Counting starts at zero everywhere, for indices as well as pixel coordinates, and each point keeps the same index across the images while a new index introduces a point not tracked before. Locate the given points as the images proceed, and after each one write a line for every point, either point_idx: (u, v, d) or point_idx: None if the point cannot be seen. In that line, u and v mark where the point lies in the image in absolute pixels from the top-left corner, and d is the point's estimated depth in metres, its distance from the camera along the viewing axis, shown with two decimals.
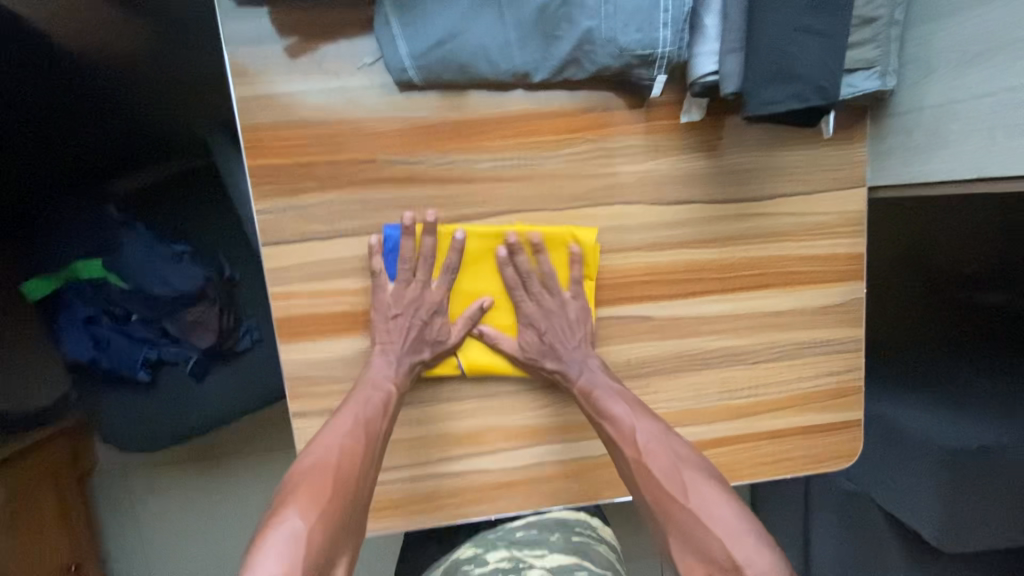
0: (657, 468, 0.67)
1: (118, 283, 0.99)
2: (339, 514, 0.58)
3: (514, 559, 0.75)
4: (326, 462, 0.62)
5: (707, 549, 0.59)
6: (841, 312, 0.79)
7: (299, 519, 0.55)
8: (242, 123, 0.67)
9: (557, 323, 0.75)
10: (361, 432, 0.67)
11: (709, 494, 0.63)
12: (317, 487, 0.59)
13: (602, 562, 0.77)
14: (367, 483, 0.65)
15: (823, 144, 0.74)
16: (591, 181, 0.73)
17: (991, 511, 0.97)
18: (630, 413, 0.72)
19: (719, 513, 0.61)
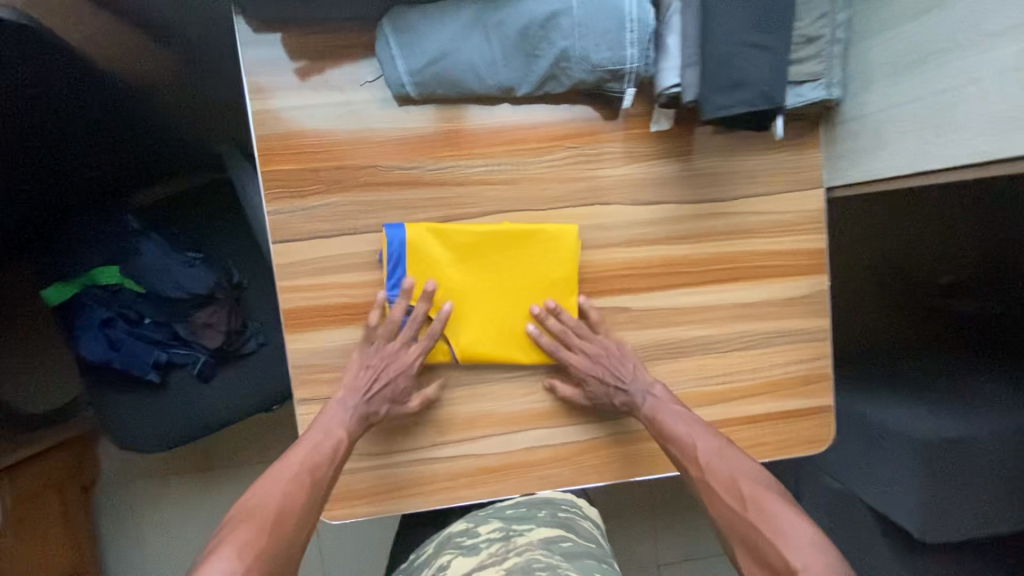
0: (717, 482, 0.73)
1: (135, 288, 1.04)
2: (271, 553, 0.63)
3: (502, 530, 0.79)
4: (268, 505, 0.68)
5: (766, 558, 0.65)
6: (807, 303, 0.85)
7: (229, 560, 0.60)
8: (257, 134, 0.75)
9: (609, 361, 0.81)
10: (307, 476, 0.72)
11: (773, 507, 0.68)
12: (254, 528, 0.64)
13: (588, 534, 0.80)
14: (308, 524, 0.69)
15: (782, 149, 0.82)
16: (573, 183, 0.80)
17: (966, 501, 1.01)
18: (690, 432, 0.78)
19: (783, 525, 0.66)
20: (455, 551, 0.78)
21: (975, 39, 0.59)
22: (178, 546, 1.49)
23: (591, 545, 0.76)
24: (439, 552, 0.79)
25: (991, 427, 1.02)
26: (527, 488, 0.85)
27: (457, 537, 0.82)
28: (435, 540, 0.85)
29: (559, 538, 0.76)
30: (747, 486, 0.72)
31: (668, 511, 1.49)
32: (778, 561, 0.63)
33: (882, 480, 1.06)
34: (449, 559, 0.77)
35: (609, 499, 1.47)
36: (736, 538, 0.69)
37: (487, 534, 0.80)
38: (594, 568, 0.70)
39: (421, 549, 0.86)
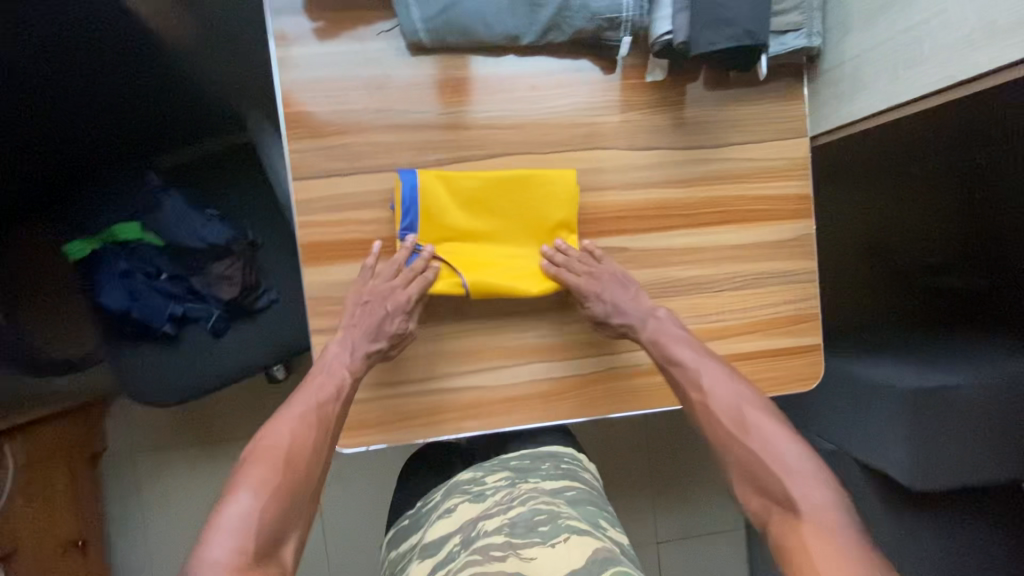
0: (721, 408, 0.76)
1: (156, 242, 1.09)
2: (287, 494, 0.67)
3: (510, 479, 0.87)
4: (280, 447, 0.71)
5: (763, 484, 0.69)
6: (794, 246, 0.91)
7: (249, 502, 0.65)
8: (280, 78, 0.81)
9: (613, 286, 0.85)
10: (319, 417, 0.76)
11: (775, 436, 0.72)
12: (268, 471, 0.68)
13: (589, 483, 0.90)
14: (321, 461, 0.73)
15: (768, 99, 0.88)
16: (574, 129, 0.86)
17: (953, 449, 1.04)
18: (694, 358, 0.81)
19: (786, 456, 0.70)
20: (464, 496, 0.86)
21: None
22: (184, 517, 1.51)
23: (591, 492, 0.87)
24: (449, 497, 0.87)
25: (975, 377, 1.06)
26: (530, 421, 0.88)
27: (464, 485, 0.89)
28: (443, 485, 0.92)
29: (564, 487, 0.85)
30: (751, 414, 0.75)
31: (667, 482, 1.51)
32: (776, 488, 0.68)
33: (872, 433, 1.10)
34: (458, 503, 0.85)
35: (609, 469, 1.49)
36: (734, 462, 0.72)
37: (494, 482, 0.87)
38: (595, 513, 0.80)
39: (428, 496, 0.92)
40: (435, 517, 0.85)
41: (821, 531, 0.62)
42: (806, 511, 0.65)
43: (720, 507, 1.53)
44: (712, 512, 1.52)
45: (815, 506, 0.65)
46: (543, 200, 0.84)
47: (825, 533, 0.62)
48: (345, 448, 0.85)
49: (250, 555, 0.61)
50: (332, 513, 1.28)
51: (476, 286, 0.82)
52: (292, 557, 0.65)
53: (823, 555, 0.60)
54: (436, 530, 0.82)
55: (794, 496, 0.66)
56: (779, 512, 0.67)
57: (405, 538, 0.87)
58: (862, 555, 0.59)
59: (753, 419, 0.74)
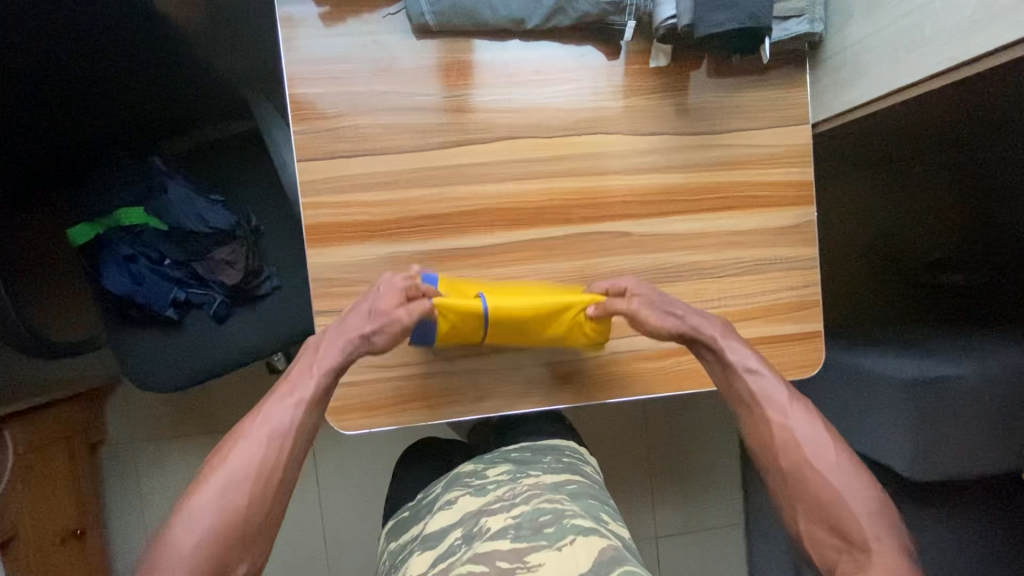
0: (795, 435, 0.73)
1: (158, 226, 1.09)
2: (230, 536, 0.62)
3: (512, 471, 0.87)
4: (232, 481, 0.65)
5: (836, 522, 0.66)
6: (795, 232, 0.91)
7: (187, 545, 0.60)
8: (286, 59, 0.82)
9: (673, 306, 0.83)
10: (279, 445, 0.69)
11: (853, 480, 0.68)
12: (213, 507, 0.63)
13: (590, 476, 0.89)
14: (276, 496, 0.67)
15: (770, 86, 0.89)
16: (577, 113, 0.87)
17: (953, 439, 1.04)
18: (774, 382, 0.78)
19: (862, 495, 0.67)
20: (465, 489, 0.85)
21: None
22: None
23: (592, 486, 0.85)
24: (450, 489, 0.86)
25: (974, 367, 1.06)
26: (533, 405, 0.89)
27: (465, 477, 0.88)
28: (443, 478, 0.92)
29: (565, 481, 0.84)
30: (827, 445, 0.71)
31: (666, 475, 1.51)
32: (849, 529, 0.65)
33: (874, 423, 1.11)
34: (459, 495, 0.84)
35: (609, 463, 1.49)
36: (805, 496, 0.69)
37: (495, 476, 0.87)
38: (597, 507, 0.79)
39: (429, 489, 0.92)
40: (436, 509, 0.84)
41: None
42: (879, 556, 0.62)
43: (720, 500, 1.53)
44: (712, 503, 1.53)
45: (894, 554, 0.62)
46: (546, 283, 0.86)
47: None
48: (345, 428, 0.85)
49: None
50: (333, 502, 1.27)
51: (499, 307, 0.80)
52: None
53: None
54: (437, 522, 0.81)
55: (869, 539, 0.64)
56: (849, 553, 0.64)
57: (405, 530, 0.86)
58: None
59: (830, 451, 0.71)
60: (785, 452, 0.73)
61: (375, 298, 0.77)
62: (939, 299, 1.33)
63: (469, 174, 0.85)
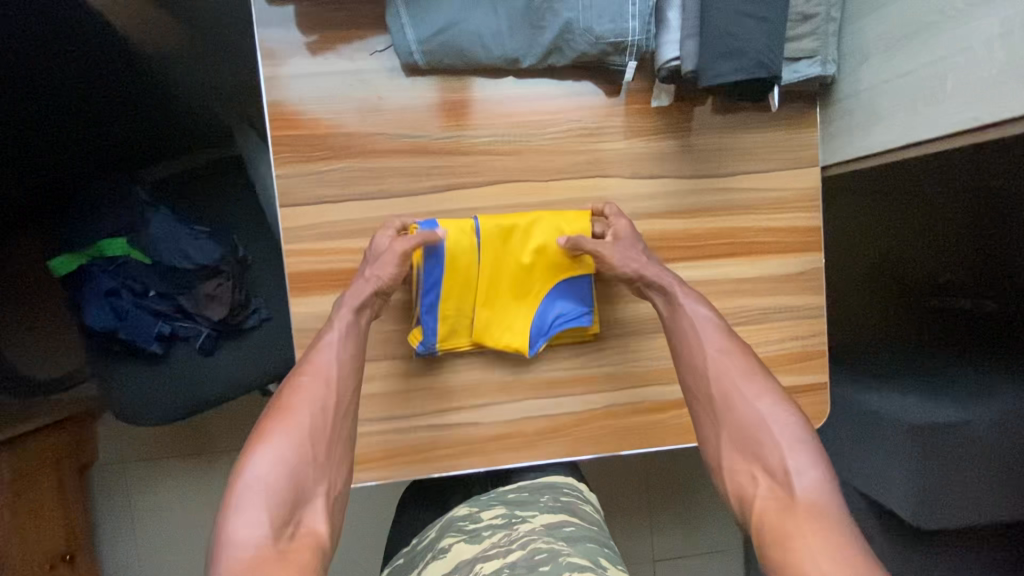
0: (729, 374, 0.72)
1: (142, 258, 1.06)
2: (304, 461, 0.64)
3: (506, 516, 0.83)
4: (296, 412, 0.66)
5: (760, 452, 0.66)
6: (802, 280, 0.87)
7: (266, 468, 0.61)
8: (268, 99, 0.77)
9: (629, 243, 0.79)
10: (334, 378, 0.70)
11: (779, 408, 0.68)
12: (283, 436, 0.64)
13: (588, 517, 0.84)
14: (340, 422, 0.69)
15: (778, 127, 0.84)
16: (574, 156, 0.82)
17: (962, 486, 0.99)
18: (709, 316, 0.76)
19: (786, 428, 0.67)
20: (459, 535, 0.82)
21: (960, 11, 0.61)
22: (177, 535, 1.42)
23: (591, 528, 0.80)
24: (443, 536, 0.83)
25: (984, 411, 1.00)
26: (525, 459, 0.85)
27: (460, 522, 0.85)
28: (437, 522, 0.88)
29: (561, 523, 0.80)
30: (762, 385, 0.70)
31: (670, 505, 1.46)
32: (772, 460, 0.65)
33: (881, 471, 1.04)
34: (452, 543, 0.80)
35: (611, 492, 1.44)
36: (731, 426, 0.69)
37: (490, 520, 0.83)
38: (597, 550, 0.73)
39: (424, 533, 0.88)
40: (429, 558, 0.80)
41: (813, 510, 0.59)
42: (797, 490, 0.62)
43: (725, 531, 1.48)
44: (717, 533, 1.48)
45: (809, 483, 0.62)
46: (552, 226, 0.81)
47: (818, 515, 0.59)
48: None
49: (275, 518, 0.59)
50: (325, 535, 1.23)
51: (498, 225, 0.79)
52: (322, 518, 0.62)
53: (815, 536, 0.56)
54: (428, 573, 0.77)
55: (788, 471, 0.63)
56: (768, 486, 0.64)
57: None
58: (852, 539, 0.56)
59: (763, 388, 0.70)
60: (715, 388, 0.72)
61: (375, 264, 0.75)
62: (943, 320, 1.26)
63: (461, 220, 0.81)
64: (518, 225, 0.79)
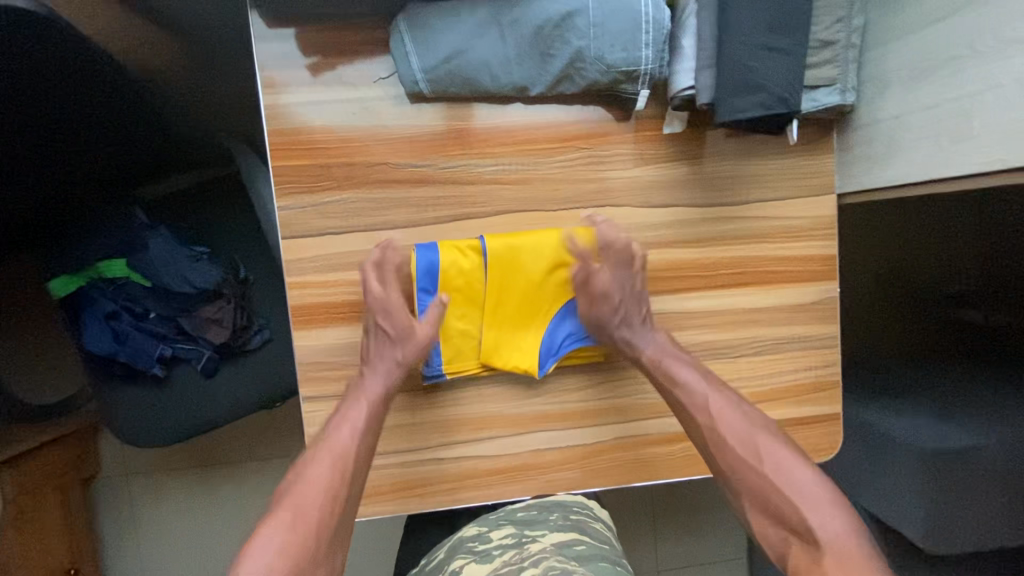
0: (731, 435, 0.72)
1: (142, 281, 1.04)
2: (301, 553, 0.61)
3: (515, 536, 0.77)
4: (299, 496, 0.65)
5: (782, 514, 0.66)
6: (816, 310, 0.85)
7: (260, 560, 0.59)
8: (269, 128, 0.75)
9: (617, 302, 0.78)
10: (343, 457, 0.70)
11: (789, 462, 0.69)
12: (284, 523, 0.62)
13: (600, 536, 0.77)
14: (343, 507, 0.67)
15: (793, 154, 0.82)
16: (583, 184, 0.80)
17: (976, 513, 0.97)
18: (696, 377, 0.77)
19: (800, 483, 0.67)
20: (468, 557, 0.75)
21: (992, 47, 0.59)
22: (185, 550, 1.40)
23: (604, 548, 0.74)
24: (451, 558, 0.76)
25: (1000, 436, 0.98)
26: (532, 492, 0.84)
27: (468, 542, 0.78)
28: (444, 545, 0.82)
29: (573, 542, 0.73)
30: (766, 443, 0.71)
31: (677, 520, 1.45)
32: (795, 517, 0.65)
33: (897, 496, 1.01)
34: (461, 565, 0.74)
35: (617, 508, 1.43)
36: (750, 492, 0.69)
37: (499, 540, 0.77)
38: (611, 571, 0.67)
39: (431, 555, 0.82)
40: None
41: (846, 564, 0.59)
42: (827, 544, 0.62)
43: (734, 547, 1.46)
44: (724, 549, 1.46)
45: (836, 536, 0.62)
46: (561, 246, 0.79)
47: (852, 569, 0.59)
48: None
49: None
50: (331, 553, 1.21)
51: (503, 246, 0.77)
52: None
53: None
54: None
55: (813, 527, 0.63)
56: (799, 543, 0.64)
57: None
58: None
59: (768, 448, 0.70)
60: (721, 454, 0.72)
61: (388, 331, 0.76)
62: (962, 341, 1.21)
63: None
64: (524, 243, 0.78)
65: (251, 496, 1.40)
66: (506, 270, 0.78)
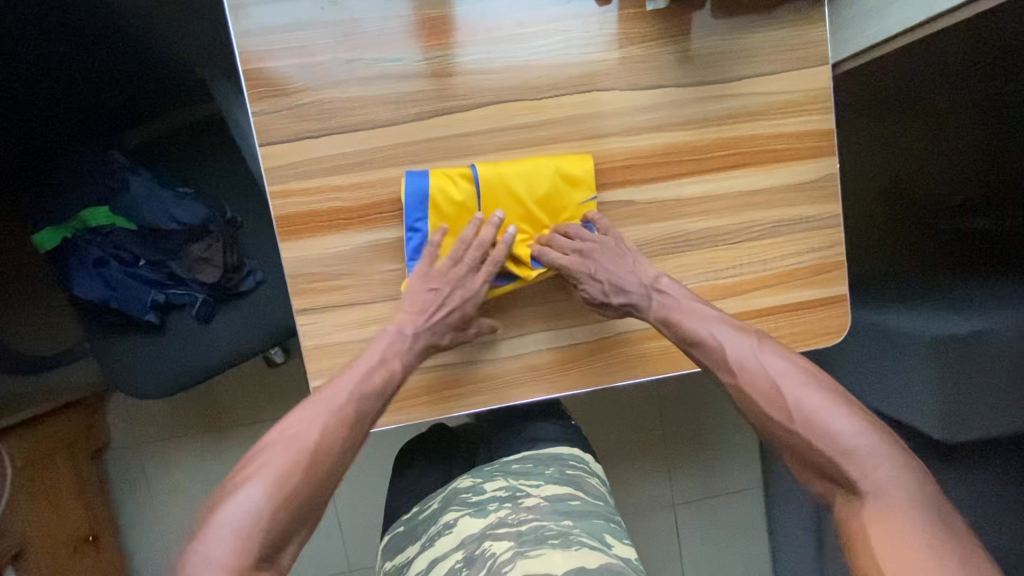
0: (754, 390, 0.69)
1: (126, 226, 1.02)
2: (303, 497, 0.61)
3: (510, 488, 0.79)
4: (306, 441, 0.64)
5: (818, 466, 0.63)
6: (816, 188, 0.82)
7: (256, 499, 0.59)
8: (235, 30, 0.72)
9: (604, 254, 0.78)
10: (350, 410, 0.68)
11: (823, 412, 0.64)
12: (286, 464, 0.62)
13: (595, 492, 0.81)
14: (343, 461, 0.66)
15: (782, 24, 0.79)
16: (567, 70, 0.77)
17: (994, 397, 0.95)
18: (711, 329, 0.74)
19: (836, 435, 0.62)
20: (462, 509, 0.77)
21: None
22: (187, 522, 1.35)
23: (598, 504, 0.78)
24: (446, 510, 0.78)
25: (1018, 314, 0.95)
26: (538, 395, 0.82)
27: (462, 493, 0.80)
28: (440, 492, 0.84)
29: (568, 496, 0.77)
30: (793, 393, 0.66)
31: (688, 451, 1.43)
32: (835, 472, 0.62)
33: (904, 390, 1.00)
34: (456, 517, 0.76)
35: (625, 442, 1.42)
36: (789, 449, 0.66)
37: (493, 492, 0.79)
38: (603, 528, 0.73)
39: (425, 502, 0.85)
40: (433, 533, 0.76)
41: (886, 514, 0.57)
42: (871, 494, 0.59)
43: (746, 476, 1.46)
44: (736, 478, 1.45)
45: (882, 486, 0.58)
46: (549, 172, 0.77)
47: (894, 522, 0.56)
48: None
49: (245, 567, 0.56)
50: (345, 499, 1.20)
51: (488, 171, 0.76)
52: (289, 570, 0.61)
53: (893, 543, 0.54)
54: (435, 552, 0.72)
55: (853, 477, 0.60)
56: (841, 495, 0.61)
57: (401, 549, 0.79)
58: (937, 535, 0.54)
59: (794, 398, 0.66)
60: (749, 411, 0.69)
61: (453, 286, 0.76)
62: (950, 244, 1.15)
63: (454, 148, 0.77)
64: (511, 167, 0.76)
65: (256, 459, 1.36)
66: (495, 199, 0.77)
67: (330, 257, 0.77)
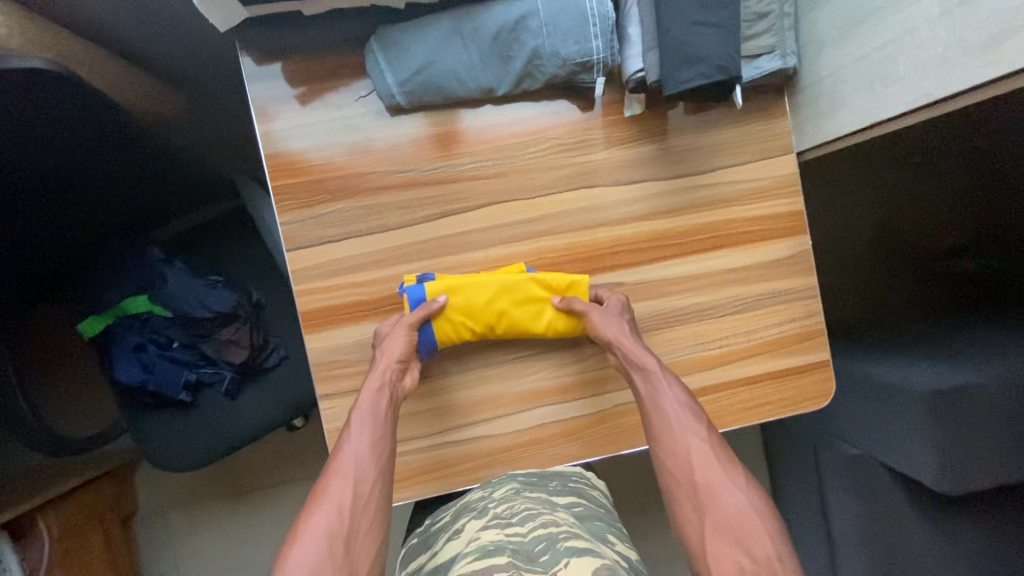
0: (702, 453, 0.75)
1: (163, 312, 1.10)
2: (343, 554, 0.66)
3: (514, 489, 0.80)
4: (334, 515, 0.69)
5: (740, 536, 0.67)
6: (791, 263, 0.90)
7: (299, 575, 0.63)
8: (265, 153, 0.83)
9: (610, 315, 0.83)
10: (362, 483, 0.72)
11: (750, 495, 0.71)
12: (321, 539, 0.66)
13: (596, 501, 0.83)
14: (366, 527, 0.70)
15: (748, 122, 0.88)
16: (558, 171, 0.86)
17: (989, 452, 0.95)
18: (682, 398, 0.80)
19: (758, 515, 0.69)
20: (470, 514, 0.79)
21: None
22: None
23: (600, 510, 0.81)
24: (457, 518, 0.80)
25: (1012, 364, 0.96)
26: (542, 466, 0.88)
27: (472, 503, 0.82)
28: (453, 504, 0.86)
29: (570, 504, 0.79)
30: (730, 469, 0.73)
31: None
32: (753, 547, 0.66)
33: (900, 443, 0.99)
34: (465, 522, 0.78)
35: (638, 496, 1.43)
36: (715, 513, 0.70)
37: (499, 496, 0.80)
38: (602, 527, 0.75)
39: (438, 514, 0.87)
40: (445, 538, 0.78)
41: None
42: None
43: None
44: None
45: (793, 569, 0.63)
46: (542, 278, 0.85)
47: None
48: None
49: None
50: None
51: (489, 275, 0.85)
52: None
53: None
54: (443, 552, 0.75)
55: (773, 557, 0.64)
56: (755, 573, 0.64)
57: (415, 559, 0.81)
58: None
59: (732, 474, 0.73)
60: (692, 467, 0.74)
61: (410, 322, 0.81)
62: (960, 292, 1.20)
63: (459, 245, 0.86)
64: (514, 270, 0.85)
65: (276, 524, 1.38)
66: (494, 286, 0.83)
67: (352, 347, 0.86)
